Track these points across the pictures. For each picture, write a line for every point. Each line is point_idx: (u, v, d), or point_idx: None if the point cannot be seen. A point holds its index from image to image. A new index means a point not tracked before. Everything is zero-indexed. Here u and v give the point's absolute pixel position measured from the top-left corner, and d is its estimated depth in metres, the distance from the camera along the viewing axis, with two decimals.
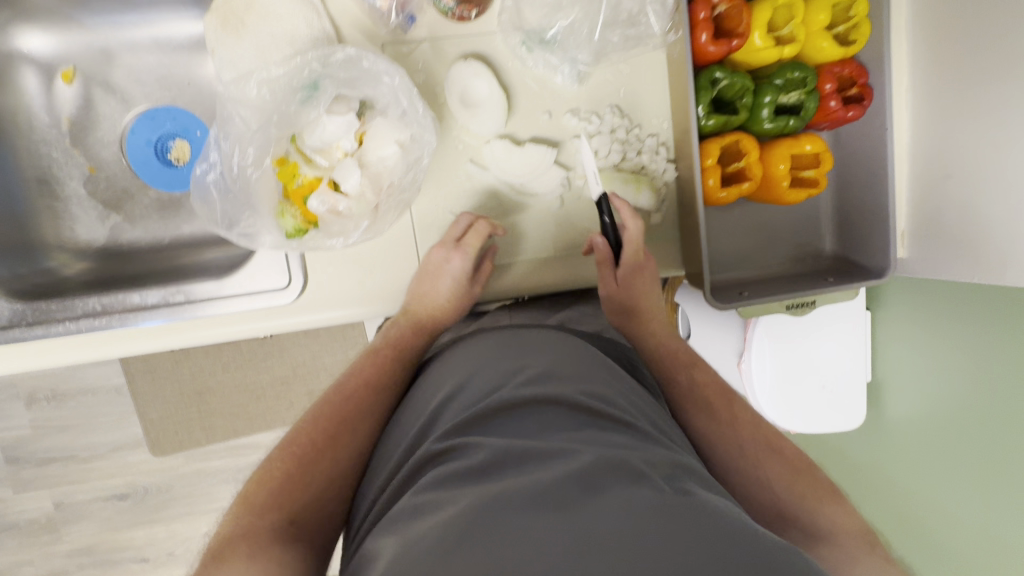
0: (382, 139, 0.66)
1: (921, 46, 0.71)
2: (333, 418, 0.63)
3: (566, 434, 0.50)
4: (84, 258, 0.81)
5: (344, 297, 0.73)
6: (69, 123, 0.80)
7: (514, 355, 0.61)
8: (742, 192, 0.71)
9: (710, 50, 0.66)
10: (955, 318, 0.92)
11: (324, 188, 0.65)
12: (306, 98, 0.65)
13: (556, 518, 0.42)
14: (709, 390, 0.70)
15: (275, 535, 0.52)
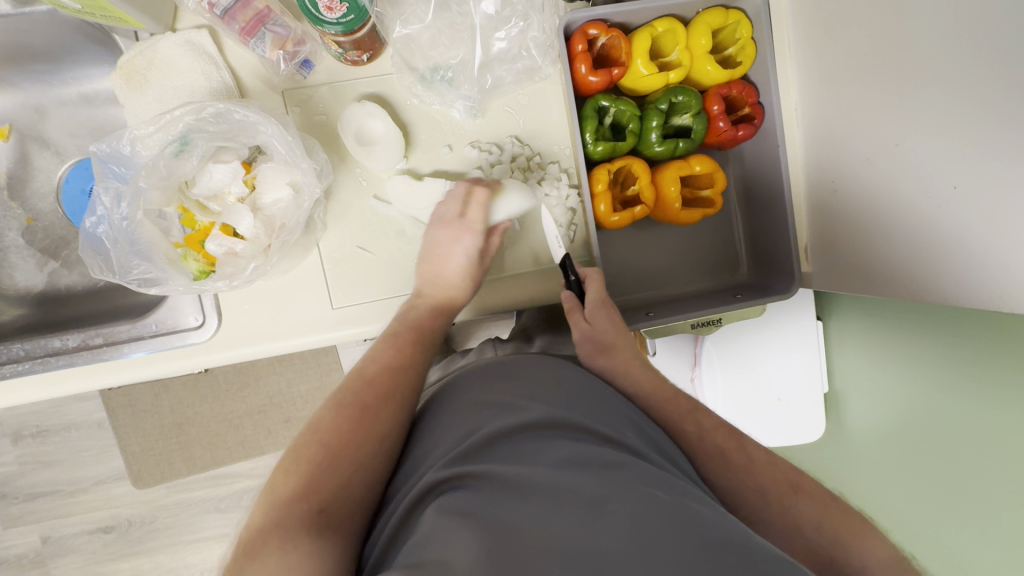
0: (271, 183, 0.70)
1: (806, 64, 0.72)
2: (379, 401, 0.62)
3: (563, 456, 0.51)
4: (21, 304, 0.85)
5: (259, 334, 0.75)
6: (7, 177, 0.85)
7: (506, 380, 0.62)
8: (634, 215, 0.71)
9: (591, 81, 0.68)
10: (908, 327, 0.90)
11: (217, 232, 0.69)
12: (179, 151, 0.69)
13: (566, 545, 0.44)
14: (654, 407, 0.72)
15: (310, 525, 0.50)
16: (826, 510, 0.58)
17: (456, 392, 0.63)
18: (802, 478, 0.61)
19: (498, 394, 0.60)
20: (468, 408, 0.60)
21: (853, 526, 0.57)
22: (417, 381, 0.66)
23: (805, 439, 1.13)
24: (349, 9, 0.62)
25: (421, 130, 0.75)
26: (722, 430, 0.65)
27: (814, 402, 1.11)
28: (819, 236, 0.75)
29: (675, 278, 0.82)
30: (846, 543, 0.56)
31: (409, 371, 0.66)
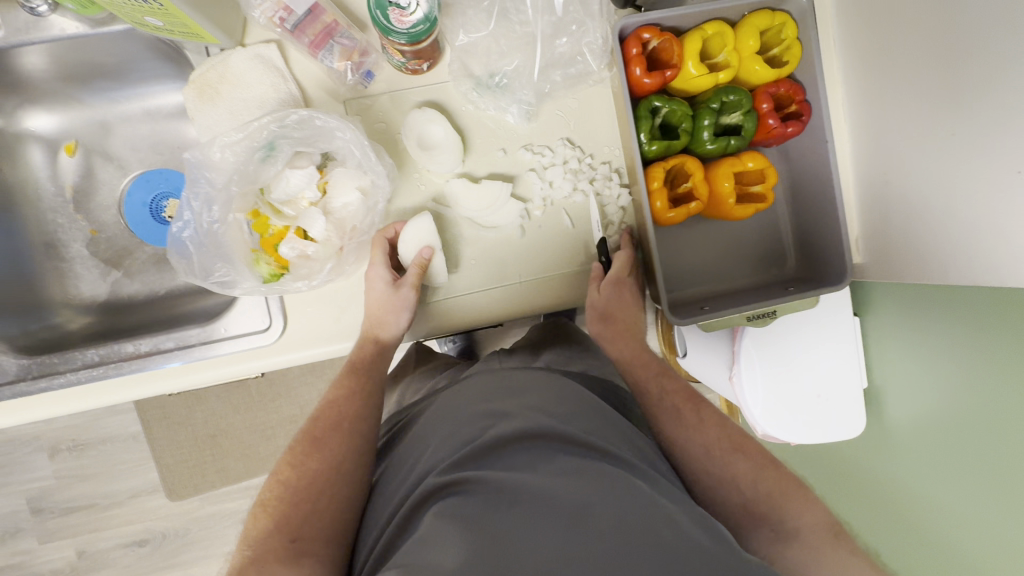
0: (341, 188, 0.74)
1: (852, 62, 0.74)
2: (325, 436, 0.70)
3: (554, 467, 0.56)
4: (87, 312, 0.87)
5: (321, 335, 0.77)
6: (72, 190, 0.88)
7: (500, 395, 0.67)
8: (690, 211, 0.73)
9: (645, 82, 0.70)
10: (944, 318, 0.88)
11: (291, 236, 0.73)
12: (265, 156, 0.73)
13: (551, 545, 0.49)
14: (675, 398, 0.75)
15: (283, 556, 0.60)
16: (760, 472, 0.67)
17: (456, 406, 0.68)
18: (746, 441, 0.70)
19: (494, 409, 0.65)
20: (467, 420, 0.64)
21: (788, 489, 0.66)
22: (367, 410, 0.73)
23: (848, 435, 1.11)
24: (420, 21, 0.65)
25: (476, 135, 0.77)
26: (682, 395, 0.75)
27: (855, 399, 1.10)
28: (869, 227, 0.76)
29: (726, 273, 0.84)
30: (776, 500, 0.65)
31: (351, 401, 0.73)
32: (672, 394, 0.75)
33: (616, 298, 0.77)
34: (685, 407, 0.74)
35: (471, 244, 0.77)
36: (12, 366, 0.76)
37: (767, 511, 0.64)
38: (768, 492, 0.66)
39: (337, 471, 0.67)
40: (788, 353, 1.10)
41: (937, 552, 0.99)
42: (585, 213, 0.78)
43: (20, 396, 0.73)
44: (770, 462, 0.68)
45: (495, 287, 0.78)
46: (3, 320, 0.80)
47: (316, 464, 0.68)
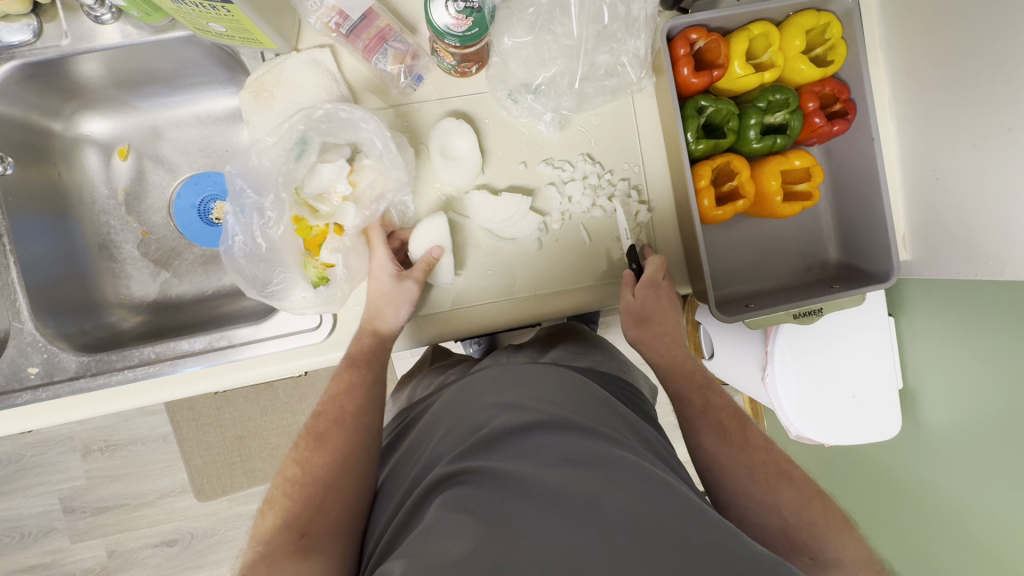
0: (369, 175, 0.75)
1: (897, 60, 0.75)
2: (329, 430, 0.67)
3: (559, 455, 0.55)
4: (138, 311, 0.89)
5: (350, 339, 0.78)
6: (124, 193, 0.91)
7: (508, 387, 0.67)
8: (737, 209, 0.74)
9: (693, 82, 0.72)
10: (972, 313, 0.88)
11: (331, 234, 0.75)
12: (299, 153, 0.73)
13: (560, 533, 0.48)
14: (724, 414, 0.74)
15: (291, 554, 0.57)
16: (806, 501, 0.65)
17: (463, 401, 0.68)
18: (794, 468, 0.67)
19: (498, 402, 0.64)
20: (472, 413, 0.64)
21: (832, 520, 0.63)
22: (369, 402, 0.71)
23: (881, 437, 1.09)
24: (474, 23, 0.65)
25: (497, 147, 0.78)
26: (730, 412, 0.74)
27: (892, 400, 1.07)
28: (920, 224, 0.76)
29: (770, 270, 0.84)
30: (819, 528, 0.63)
31: (353, 394, 0.70)
32: (715, 407, 0.74)
33: (652, 309, 0.75)
34: (729, 422, 0.73)
35: (488, 254, 0.78)
36: (71, 363, 0.76)
37: (807, 540, 0.62)
38: (810, 519, 0.63)
39: (344, 466, 0.64)
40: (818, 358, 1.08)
41: (962, 541, 0.98)
42: (601, 229, 0.79)
43: (81, 392, 0.75)
44: (817, 491, 0.66)
45: (510, 299, 0.78)
46: (60, 319, 0.81)
47: (323, 458, 0.65)
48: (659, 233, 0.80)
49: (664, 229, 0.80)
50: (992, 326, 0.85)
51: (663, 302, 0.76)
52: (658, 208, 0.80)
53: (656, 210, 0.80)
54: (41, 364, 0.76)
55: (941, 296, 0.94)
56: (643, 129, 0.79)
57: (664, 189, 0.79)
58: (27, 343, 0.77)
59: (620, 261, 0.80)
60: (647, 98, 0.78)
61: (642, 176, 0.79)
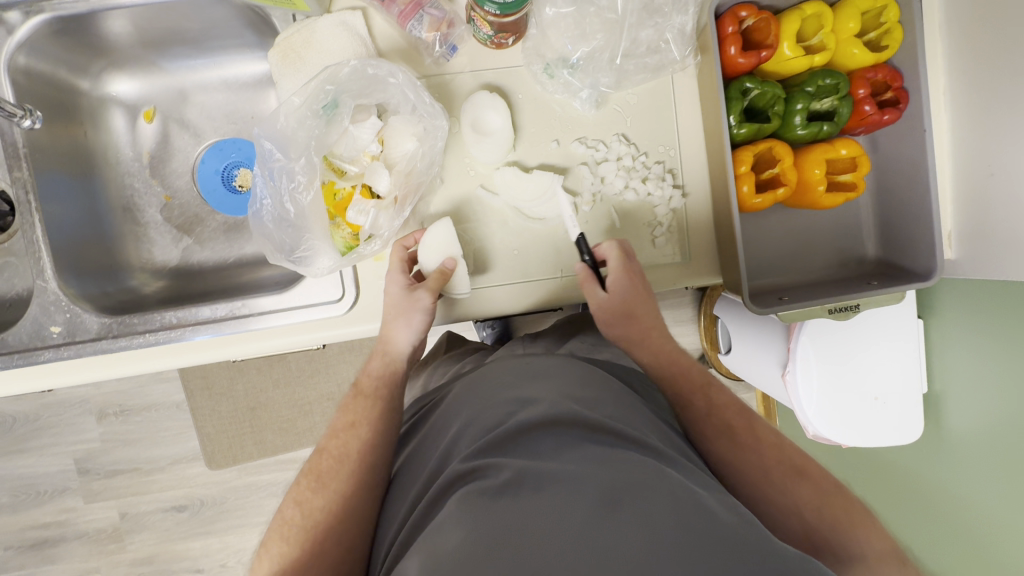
0: (399, 135, 0.72)
1: (956, 47, 0.71)
2: (331, 471, 0.65)
3: (578, 454, 0.53)
4: (160, 276, 0.89)
5: (371, 313, 0.76)
6: (149, 156, 0.90)
7: (526, 383, 0.64)
8: (777, 197, 0.72)
9: (739, 62, 0.69)
10: (1000, 325, 0.86)
11: (359, 196, 0.71)
12: (328, 117, 0.70)
13: (579, 534, 0.46)
14: (729, 413, 0.70)
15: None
16: (826, 498, 0.62)
17: (479, 393, 0.65)
18: (808, 464, 0.64)
19: (516, 396, 0.62)
20: (490, 405, 0.62)
21: (852, 512, 0.61)
22: (374, 437, 0.68)
23: (899, 443, 1.04)
24: None
25: (530, 124, 0.75)
26: (733, 409, 0.71)
27: (915, 403, 1.03)
28: (970, 221, 0.73)
29: (803, 264, 0.81)
30: (842, 527, 0.60)
31: (359, 432, 0.68)
32: (722, 407, 0.70)
33: (622, 298, 0.73)
34: (738, 422, 0.69)
35: (515, 234, 0.76)
36: (93, 324, 0.76)
37: (827, 538, 0.59)
38: (829, 517, 0.61)
39: (342, 515, 0.62)
40: (837, 355, 1.04)
41: (968, 543, 0.97)
42: (632, 212, 0.77)
43: (103, 353, 0.74)
44: (836, 485, 0.63)
45: (535, 281, 0.76)
46: (83, 279, 0.81)
47: (323, 502, 0.63)
48: (691, 220, 0.78)
49: (696, 218, 0.78)
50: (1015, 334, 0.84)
51: (635, 289, 0.74)
52: (693, 193, 0.77)
53: (690, 196, 0.77)
54: (63, 324, 0.76)
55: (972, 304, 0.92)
56: (681, 112, 0.76)
57: (700, 174, 0.77)
58: (50, 303, 0.76)
59: (651, 246, 0.78)
60: (684, 81, 0.75)
61: (678, 160, 0.77)
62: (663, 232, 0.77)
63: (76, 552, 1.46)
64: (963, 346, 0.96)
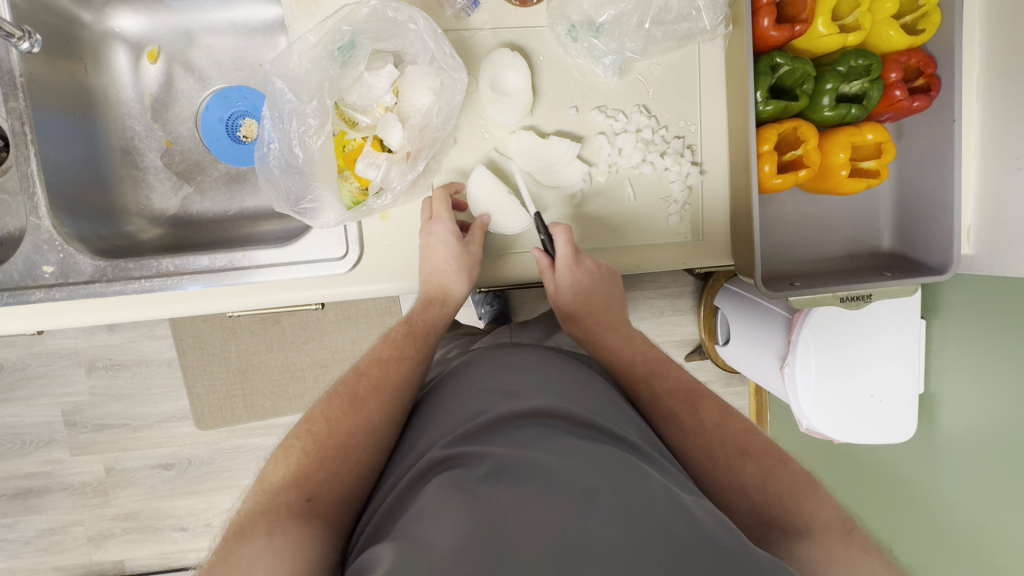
0: (413, 87, 0.69)
1: (995, 36, 0.69)
2: (366, 394, 0.62)
3: (559, 446, 0.50)
4: (158, 224, 0.87)
5: (373, 275, 0.74)
6: (152, 99, 0.86)
7: (508, 375, 0.61)
8: (798, 179, 0.70)
9: (771, 35, 0.67)
10: (989, 328, 0.88)
11: (370, 148, 0.68)
12: (344, 59, 0.68)
13: (556, 529, 0.42)
14: (674, 394, 0.66)
15: (294, 516, 0.51)
16: (770, 473, 0.57)
17: (459, 386, 0.62)
18: (752, 440, 0.60)
19: (498, 389, 0.58)
20: (471, 398, 0.58)
21: (798, 487, 0.56)
22: (413, 377, 0.66)
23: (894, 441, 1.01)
24: None
25: (549, 88, 0.73)
26: (679, 392, 0.67)
27: (901, 402, 0.99)
28: (991, 217, 0.71)
29: (816, 252, 0.80)
30: (790, 501, 0.55)
31: (401, 365, 0.66)
32: (664, 395, 0.67)
33: (579, 294, 0.73)
34: (680, 410, 0.65)
35: (528, 201, 0.75)
36: (87, 266, 0.74)
37: (778, 515, 0.55)
38: (778, 494, 0.56)
39: (370, 439, 0.59)
40: (839, 350, 0.97)
41: (947, 542, 0.99)
42: (648, 187, 0.75)
43: (94, 296, 0.72)
44: (781, 460, 0.58)
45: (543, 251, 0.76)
46: (78, 220, 0.79)
47: (355, 422, 0.59)
48: (706, 200, 0.76)
49: (710, 198, 0.76)
50: (1001, 339, 0.86)
51: (592, 287, 0.73)
52: (711, 172, 0.75)
53: (708, 174, 0.75)
54: (57, 264, 0.74)
55: (965, 306, 0.92)
56: (705, 86, 0.73)
57: (720, 152, 0.75)
58: (43, 242, 0.74)
59: (664, 223, 0.76)
60: (711, 53, 0.73)
61: (698, 136, 0.75)
62: (677, 209, 0.75)
63: (60, 504, 1.45)
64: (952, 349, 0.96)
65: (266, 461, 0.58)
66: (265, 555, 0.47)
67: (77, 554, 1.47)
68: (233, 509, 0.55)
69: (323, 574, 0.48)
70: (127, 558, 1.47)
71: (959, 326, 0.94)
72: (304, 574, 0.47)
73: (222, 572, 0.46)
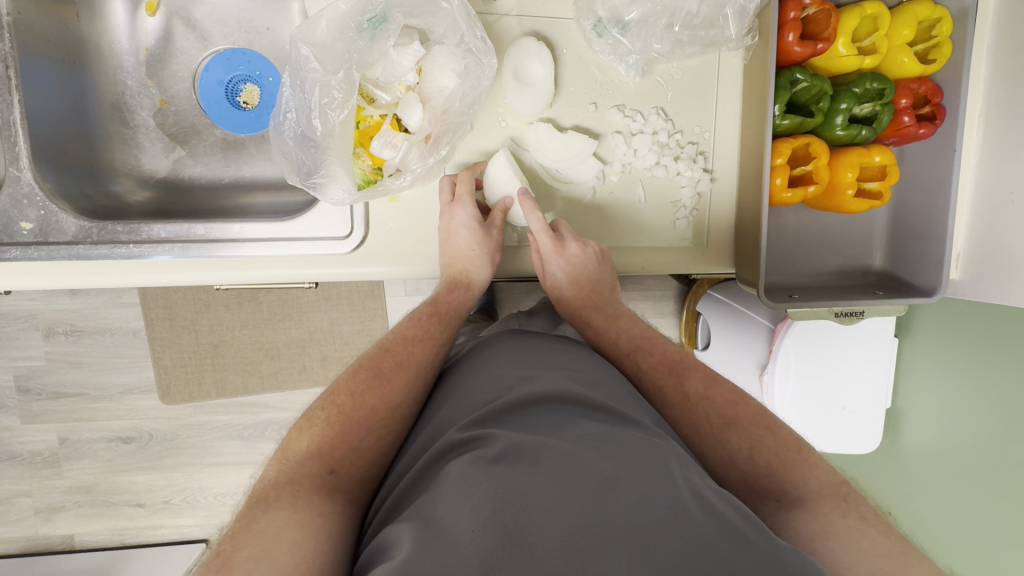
0: (437, 68, 0.68)
1: (999, 73, 0.72)
2: (391, 371, 0.62)
3: (577, 433, 0.50)
4: (147, 186, 0.83)
5: (376, 256, 0.71)
6: (147, 54, 0.81)
7: (527, 361, 0.61)
8: (807, 194, 0.72)
9: (795, 51, 0.68)
10: (965, 331, 0.91)
11: (388, 127, 0.67)
12: (373, 31, 0.66)
13: (576, 511, 0.42)
14: (657, 371, 0.68)
15: (319, 488, 0.51)
16: (757, 443, 0.57)
17: (477, 371, 0.62)
18: (735, 411, 0.60)
19: (513, 373, 0.59)
20: (489, 381, 0.59)
21: (789, 456, 0.56)
22: (436, 359, 0.66)
23: (861, 451, 1.03)
24: None
25: (570, 82, 0.72)
26: (662, 369, 0.68)
27: (877, 412, 1.00)
28: (980, 245, 0.75)
29: (812, 266, 0.82)
30: (772, 474, 0.55)
31: (423, 346, 0.66)
32: (648, 370, 0.68)
33: (564, 277, 0.72)
34: (664, 382, 0.66)
35: (542, 194, 0.75)
36: (70, 226, 0.70)
37: (766, 484, 0.55)
38: (766, 462, 0.56)
39: (392, 416, 0.59)
40: (823, 364, 0.98)
41: (940, 542, 0.97)
42: (659, 189, 0.75)
43: (75, 258, 0.68)
44: (767, 428, 0.58)
45: None
46: (62, 175, 0.74)
47: (376, 399, 0.59)
48: (714, 208, 0.76)
49: (719, 206, 0.76)
50: (980, 339, 0.88)
51: (576, 267, 0.71)
52: (721, 180, 0.76)
53: (718, 181, 0.76)
54: (36, 221, 0.70)
55: (939, 319, 0.96)
56: (722, 95, 0.74)
57: (731, 161, 0.75)
58: (23, 196, 0.69)
59: (671, 227, 0.76)
60: (731, 63, 0.73)
61: (711, 144, 0.75)
62: (686, 214, 0.76)
63: (7, 473, 1.37)
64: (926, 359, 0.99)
65: (287, 430, 0.58)
66: (291, 525, 0.46)
67: (23, 526, 1.40)
68: (250, 479, 0.54)
69: (345, 545, 0.48)
70: (77, 534, 1.40)
71: (932, 337, 0.97)
72: (330, 543, 0.47)
73: (249, 539, 0.45)
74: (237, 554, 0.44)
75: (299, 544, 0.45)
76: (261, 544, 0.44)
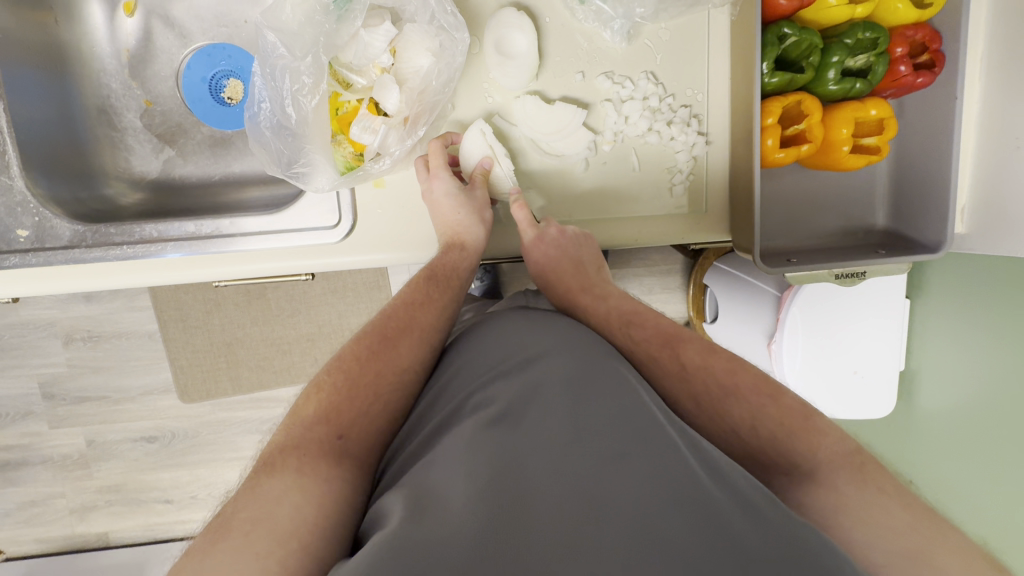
0: (411, 48, 0.67)
1: (1001, 13, 0.68)
2: (396, 337, 0.62)
3: (580, 409, 0.50)
4: (139, 188, 0.84)
5: (365, 244, 0.71)
6: (129, 55, 0.82)
7: (530, 337, 0.61)
8: (800, 154, 0.70)
9: (781, 4, 0.65)
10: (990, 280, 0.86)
11: (365, 111, 0.67)
12: (340, 14, 0.65)
13: (575, 491, 0.43)
14: (650, 343, 0.65)
15: (324, 453, 0.51)
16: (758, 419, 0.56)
17: (481, 344, 0.62)
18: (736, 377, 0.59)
19: (518, 348, 0.59)
20: (493, 356, 0.59)
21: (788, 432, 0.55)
22: (439, 321, 0.66)
23: (875, 415, 1.01)
24: None
25: (555, 52, 0.71)
26: (657, 340, 0.65)
27: (889, 378, 0.98)
28: (986, 195, 0.72)
29: (811, 229, 0.80)
30: (767, 438, 0.55)
31: (428, 312, 0.66)
32: (642, 343, 0.65)
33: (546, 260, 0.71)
34: (660, 355, 0.64)
35: (532, 167, 0.73)
36: (65, 231, 0.71)
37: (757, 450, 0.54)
38: (765, 428, 0.55)
39: (399, 380, 0.59)
40: (829, 331, 0.96)
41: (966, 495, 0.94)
42: (652, 156, 0.73)
43: (71, 262, 0.69)
44: (769, 397, 0.57)
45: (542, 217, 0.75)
46: (54, 181, 0.75)
47: (381, 365, 0.59)
48: (711, 171, 0.74)
49: (715, 168, 0.74)
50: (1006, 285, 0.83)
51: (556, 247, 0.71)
52: (716, 142, 0.74)
53: (713, 144, 0.73)
54: (32, 228, 0.71)
55: (960, 274, 0.92)
56: (713, 54, 0.71)
57: (726, 122, 0.73)
58: (16, 204, 0.71)
59: (668, 194, 0.74)
60: (720, 20, 0.71)
61: (705, 105, 0.73)
62: (682, 180, 0.74)
63: (41, 476, 1.42)
64: (945, 317, 0.95)
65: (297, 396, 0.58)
66: (292, 490, 0.47)
67: (60, 525, 1.45)
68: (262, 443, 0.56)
69: (349, 509, 0.48)
70: (111, 530, 1.46)
71: (953, 296, 0.93)
72: (335, 507, 0.47)
73: (250, 500, 0.46)
74: (238, 516, 0.45)
75: (300, 510, 0.46)
76: (261, 506, 0.45)
